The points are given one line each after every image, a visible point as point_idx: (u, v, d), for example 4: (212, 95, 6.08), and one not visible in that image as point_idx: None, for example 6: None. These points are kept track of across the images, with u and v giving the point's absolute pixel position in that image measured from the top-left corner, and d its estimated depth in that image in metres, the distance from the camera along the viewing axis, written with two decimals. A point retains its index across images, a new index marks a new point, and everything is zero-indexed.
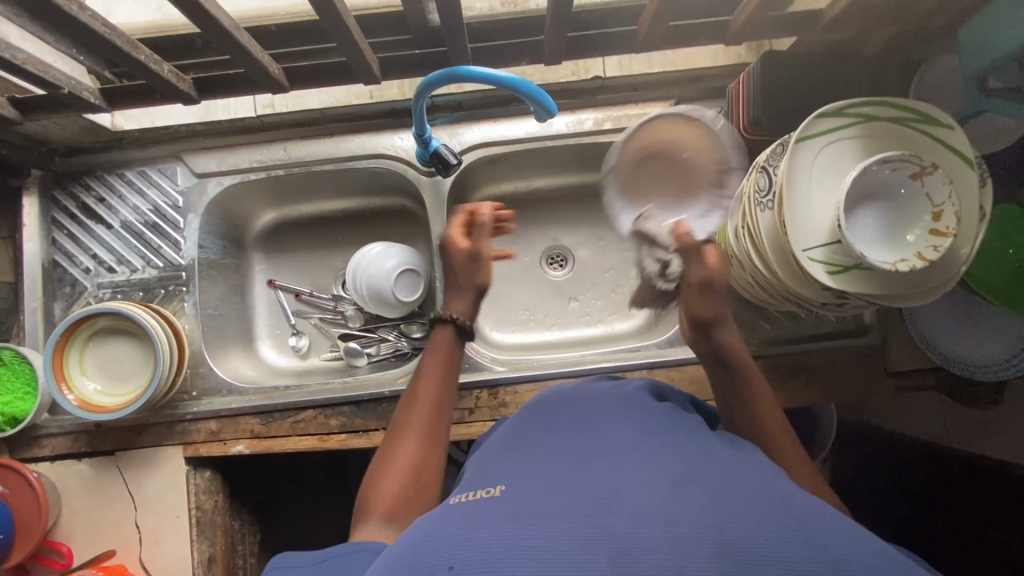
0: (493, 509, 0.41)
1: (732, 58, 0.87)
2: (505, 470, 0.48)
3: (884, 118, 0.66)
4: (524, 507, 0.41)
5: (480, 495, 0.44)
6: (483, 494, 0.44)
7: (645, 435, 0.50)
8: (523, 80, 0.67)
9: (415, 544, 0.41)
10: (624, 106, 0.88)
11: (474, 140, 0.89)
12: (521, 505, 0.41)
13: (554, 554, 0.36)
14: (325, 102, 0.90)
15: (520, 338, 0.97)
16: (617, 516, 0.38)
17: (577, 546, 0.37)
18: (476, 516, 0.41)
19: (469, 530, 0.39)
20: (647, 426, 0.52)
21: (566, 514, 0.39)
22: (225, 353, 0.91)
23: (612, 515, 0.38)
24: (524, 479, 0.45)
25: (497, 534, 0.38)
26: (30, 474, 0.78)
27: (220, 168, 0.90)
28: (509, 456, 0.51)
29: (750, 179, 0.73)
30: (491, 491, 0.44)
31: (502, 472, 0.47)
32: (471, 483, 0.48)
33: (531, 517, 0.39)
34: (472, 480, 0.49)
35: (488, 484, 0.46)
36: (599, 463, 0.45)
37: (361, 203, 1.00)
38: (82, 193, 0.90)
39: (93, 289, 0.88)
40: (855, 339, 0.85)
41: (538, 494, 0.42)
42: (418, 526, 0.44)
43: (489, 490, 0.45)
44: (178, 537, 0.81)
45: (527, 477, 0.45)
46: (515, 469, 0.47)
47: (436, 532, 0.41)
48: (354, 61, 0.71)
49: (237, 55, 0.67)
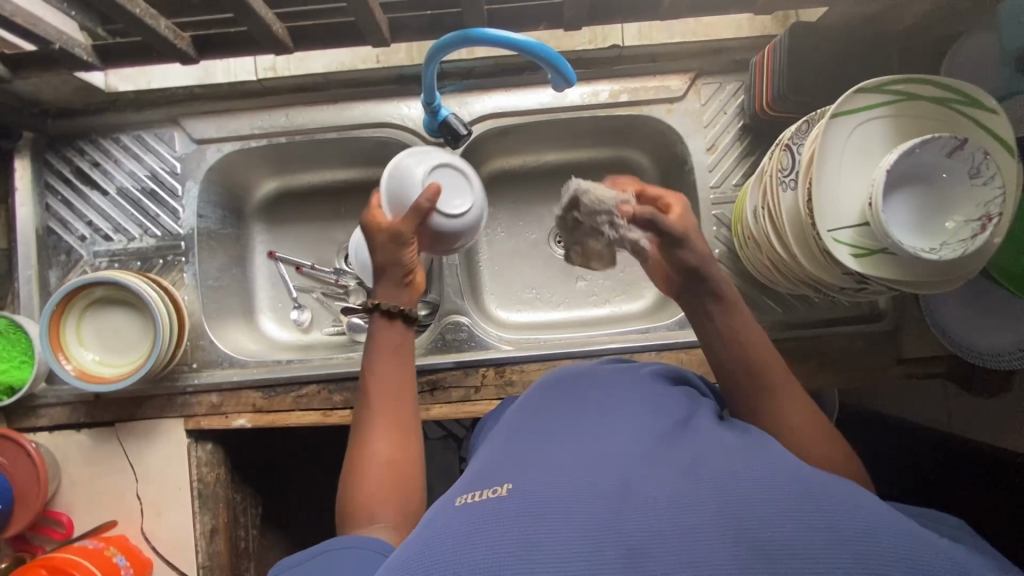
0: (500, 510, 0.39)
1: (757, 30, 0.83)
2: (511, 462, 0.46)
3: (926, 98, 0.63)
4: (533, 508, 0.38)
5: (482, 496, 0.42)
6: (488, 493, 0.42)
7: (661, 427, 0.48)
8: (542, 45, 0.64)
9: (421, 545, 0.40)
10: (642, 79, 0.85)
11: (484, 110, 0.85)
12: (529, 504, 0.39)
13: (567, 555, 0.35)
14: (329, 66, 0.86)
15: (527, 316, 0.95)
16: (632, 517, 0.37)
17: (592, 548, 0.35)
18: (481, 521, 0.39)
19: (475, 535, 0.38)
20: (659, 417, 0.50)
21: (579, 517, 0.37)
22: (225, 325, 0.89)
23: (627, 515, 0.37)
24: (534, 472, 0.43)
25: (507, 539, 0.37)
26: (29, 444, 0.77)
27: (220, 133, 0.86)
28: (515, 445, 0.49)
29: (773, 156, 0.71)
30: (494, 491, 0.42)
31: (507, 465, 0.45)
32: (475, 482, 0.45)
33: (541, 519, 0.38)
34: (477, 477, 0.46)
35: (492, 481, 0.44)
36: (613, 458, 0.43)
37: (365, 174, 0.97)
38: (76, 158, 0.86)
39: (89, 258, 0.86)
40: (869, 325, 0.83)
41: (548, 490, 0.40)
42: (425, 528, 0.42)
43: (494, 490, 0.42)
44: (180, 509, 0.80)
45: (534, 470, 0.43)
46: (521, 463, 0.45)
47: (442, 535, 0.39)
48: (363, 22, 0.67)
49: (239, 11, 0.63)
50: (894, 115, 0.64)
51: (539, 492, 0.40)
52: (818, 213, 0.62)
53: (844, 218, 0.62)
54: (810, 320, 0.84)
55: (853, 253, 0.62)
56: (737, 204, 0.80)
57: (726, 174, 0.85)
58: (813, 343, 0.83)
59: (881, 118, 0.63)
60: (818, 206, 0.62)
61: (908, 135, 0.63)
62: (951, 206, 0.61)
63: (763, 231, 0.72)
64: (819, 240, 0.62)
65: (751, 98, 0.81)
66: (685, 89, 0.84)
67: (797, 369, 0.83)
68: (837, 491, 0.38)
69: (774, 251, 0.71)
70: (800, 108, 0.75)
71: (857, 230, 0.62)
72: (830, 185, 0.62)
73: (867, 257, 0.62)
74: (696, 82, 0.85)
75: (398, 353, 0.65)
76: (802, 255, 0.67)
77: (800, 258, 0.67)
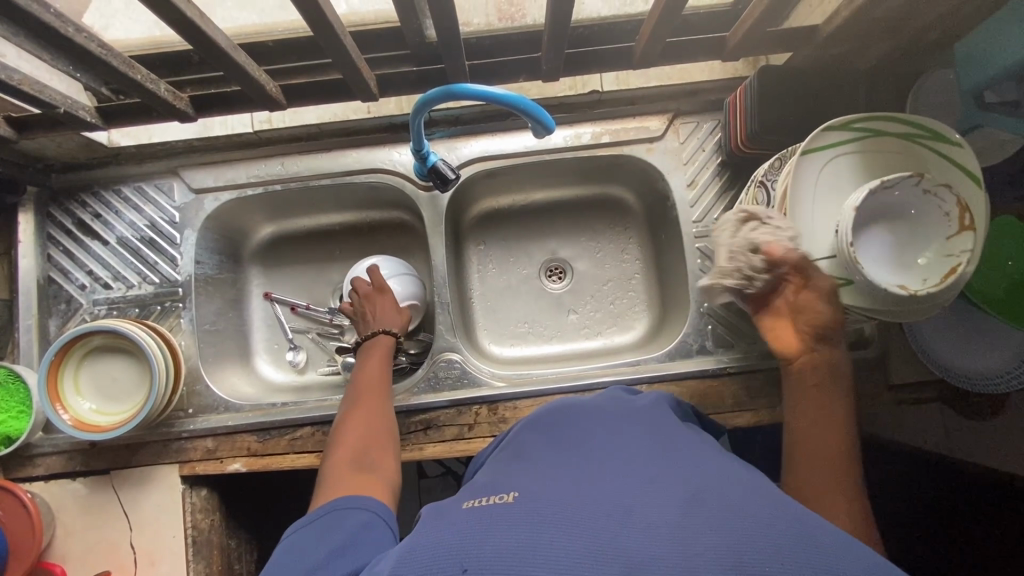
0: (505, 513, 0.41)
1: (729, 72, 0.87)
2: (513, 478, 0.48)
3: (892, 134, 0.66)
4: (539, 509, 0.40)
5: (488, 502, 0.44)
6: (495, 499, 0.44)
7: (656, 445, 0.49)
8: (520, 96, 0.67)
9: (421, 543, 0.41)
10: (622, 120, 0.88)
11: (472, 154, 0.89)
12: (535, 506, 0.41)
13: (557, 554, 0.36)
14: (323, 118, 0.90)
15: (518, 351, 0.96)
16: (627, 522, 0.38)
17: (586, 546, 0.37)
18: (486, 523, 0.40)
19: (476, 530, 0.39)
20: (657, 438, 0.51)
21: (578, 522, 0.39)
22: (221, 368, 0.90)
23: (621, 521, 0.38)
24: (537, 487, 0.44)
25: (509, 537, 0.38)
26: (24, 494, 0.77)
27: (217, 183, 0.89)
28: (518, 466, 0.51)
29: (751, 192, 0.74)
30: (502, 497, 0.44)
31: (511, 481, 0.47)
32: (482, 491, 0.47)
33: (544, 516, 0.39)
34: (484, 487, 0.48)
35: (500, 490, 0.45)
36: (610, 473, 0.45)
37: (358, 217, 1.00)
38: (78, 210, 0.89)
39: (89, 306, 0.88)
40: (856, 352, 0.84)
41: (550, 498, 0.42)
42: (427, 526, 0.43)
43: (501, 496, 0.44)
44: (174, 557, 0.80)
45: (535, 485, 0.44)
46: (524, 480, 0.46)
47: (447, 530, 0.41)
48: (351, 78, 0.71)
49: (234, 73, 0.67)
50: (860, 151, 0.66)
51: (543, 500, 0.41)
52: (793, 246, 0.64)
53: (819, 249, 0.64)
54: None
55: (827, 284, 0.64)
56: (719, 237, 0.83)
57: (707, 208, 0.87)
58: None
59: (848, 154, 0.66)
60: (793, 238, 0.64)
61: (873, 168, 0.66)
62: (923, 242, 0.63)
63: None
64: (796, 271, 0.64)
65: (727, 136, 0.84)
66: (663, 129, 0.88)
67: None
68: (818, 527, 0.38)
69: None
70: (773, 146, 0.79)
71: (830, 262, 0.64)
72: (806, 217, 0.64)
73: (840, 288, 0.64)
74: (674, 122, 0.88)
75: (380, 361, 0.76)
76: None
77: None
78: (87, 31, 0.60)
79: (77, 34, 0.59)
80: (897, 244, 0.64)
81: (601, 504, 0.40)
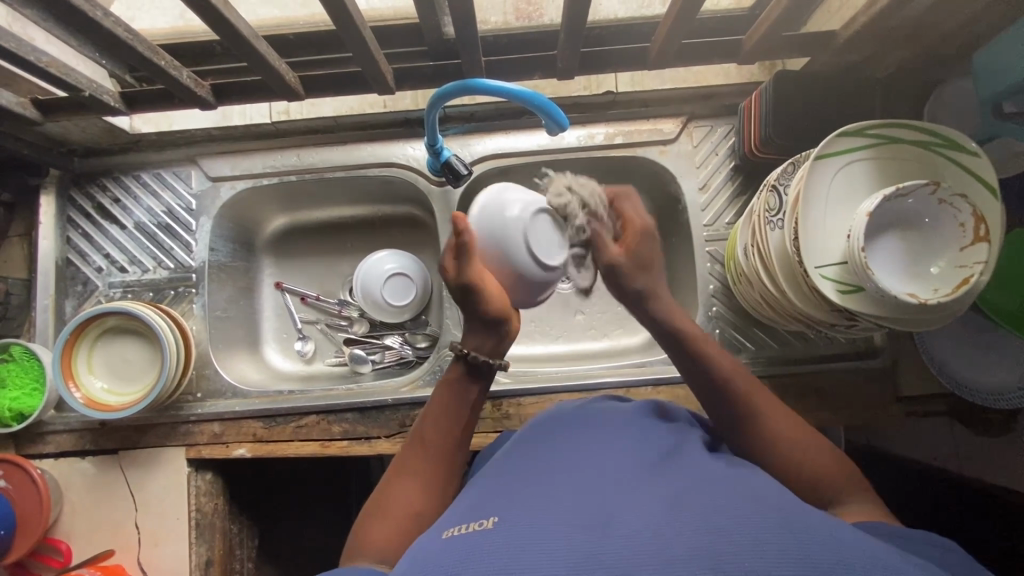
0: (486, 544, 0.40)
1: (744, 77, 0.88)
2: (498, 498, 0.47)
3: (907, 142, 0.65)
4: (517, 539, 0.40)
5: (470, 528, 0.43)
6: (476, 526, 0.43)
7: (646, 457, 0.49)
8: (535, 92, 0.68)
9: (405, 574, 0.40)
10: (636, 122, 0.88)
11: (486, 151, 0.89)
12: (513, 534, 0.40)
13: None
14: (339, 110, 0.92)
15: (524, 349, 0.97)
16: (613, 544, 0.38)
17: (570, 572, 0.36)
18: (467, 553, 0.39)
19: (459, 561, 0.39)
20: (644, 452, 0.50)
21: (559, 552, 0.38)
22: (230, 355, 0.91)
23: (607, 543, 0.38)
24: (519, 509, 0.43)
25: (491, 567, 0.38)
26: (34, 470, 0.79)
27: (234, 172, 0.91)
28: (506, 480, 0.50)
29: (761, 197, 0.73)
30: (481, 524, 0.43)
31: (495, 501, 0.46)
32: (465, 515, 0.46)
33: (521, 550, 0.39)
34: (467, 509, 0.47)
35: (481, 514, 0.45)
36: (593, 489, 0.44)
37: (370, 211, 1.01)
38: (98, 194, 0.91)
39: (105, 288, 0.90)
40: (865, 361, 0.83)
41: (532, 524, 0.41)
42: (413, 556, 0.43)
43: (482, 522, 0.43)
44: (176, 539, 0.81)
45: (519, 507, 0.44)
46: (510, 499, 0.46)
47: (431, 561, 0.40)
48: (369, 71, 0.72)
49: (254, 61, 0.68)
50: (874, 158, 0.66)
51: (524, 527, 0.41)
52: (803, 250, 0.63)
53: (830, 255, 0.64)
54: (805, 356, 0.84)
55: (838, 289, 0.63)
56: (729, 241, 0.82)
57: (718, 212, 0.87)
58: (810, 379, 0.83)
59: (861, 161, 0.66)
60: (803, 243, 0.63)
61: (887, 176, 0.66)
62: (937, 251, 0.62)
63: (754, 268, 0.74)
64: (807, 276, 0.63)
65: (740, 140, 0.84)
66: (677, 132, 0.88)
67: (797, 406, 0.82)
68: (816, 527, 0.38)
69: (765, 287, 0.73)
70: (787, 151, 0.78)
71: (841, 268, 0.63)
72: (816, 223, 0.64)
73: (851, 295, 0.63)
74: (687, 125, 0.88)
75: (463, 399, 0.66)
76: (790, 290, 0.68)
77: (789, 294, 0.68)
78: (115, 16, 0.61)
79: (106, 18, 0.60)
80: (910, 253, 0.63)
81: (586, 527, 0.40)
